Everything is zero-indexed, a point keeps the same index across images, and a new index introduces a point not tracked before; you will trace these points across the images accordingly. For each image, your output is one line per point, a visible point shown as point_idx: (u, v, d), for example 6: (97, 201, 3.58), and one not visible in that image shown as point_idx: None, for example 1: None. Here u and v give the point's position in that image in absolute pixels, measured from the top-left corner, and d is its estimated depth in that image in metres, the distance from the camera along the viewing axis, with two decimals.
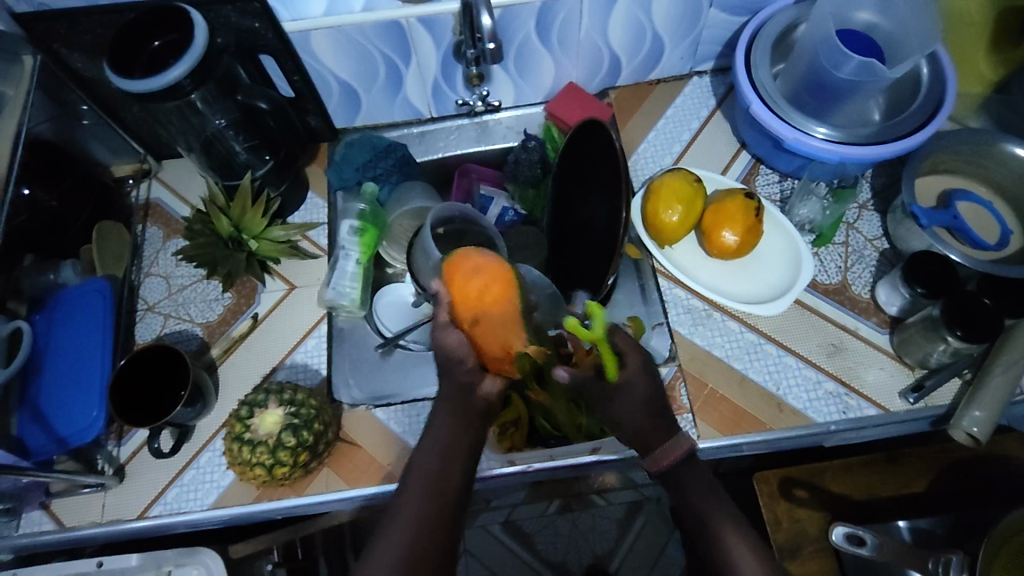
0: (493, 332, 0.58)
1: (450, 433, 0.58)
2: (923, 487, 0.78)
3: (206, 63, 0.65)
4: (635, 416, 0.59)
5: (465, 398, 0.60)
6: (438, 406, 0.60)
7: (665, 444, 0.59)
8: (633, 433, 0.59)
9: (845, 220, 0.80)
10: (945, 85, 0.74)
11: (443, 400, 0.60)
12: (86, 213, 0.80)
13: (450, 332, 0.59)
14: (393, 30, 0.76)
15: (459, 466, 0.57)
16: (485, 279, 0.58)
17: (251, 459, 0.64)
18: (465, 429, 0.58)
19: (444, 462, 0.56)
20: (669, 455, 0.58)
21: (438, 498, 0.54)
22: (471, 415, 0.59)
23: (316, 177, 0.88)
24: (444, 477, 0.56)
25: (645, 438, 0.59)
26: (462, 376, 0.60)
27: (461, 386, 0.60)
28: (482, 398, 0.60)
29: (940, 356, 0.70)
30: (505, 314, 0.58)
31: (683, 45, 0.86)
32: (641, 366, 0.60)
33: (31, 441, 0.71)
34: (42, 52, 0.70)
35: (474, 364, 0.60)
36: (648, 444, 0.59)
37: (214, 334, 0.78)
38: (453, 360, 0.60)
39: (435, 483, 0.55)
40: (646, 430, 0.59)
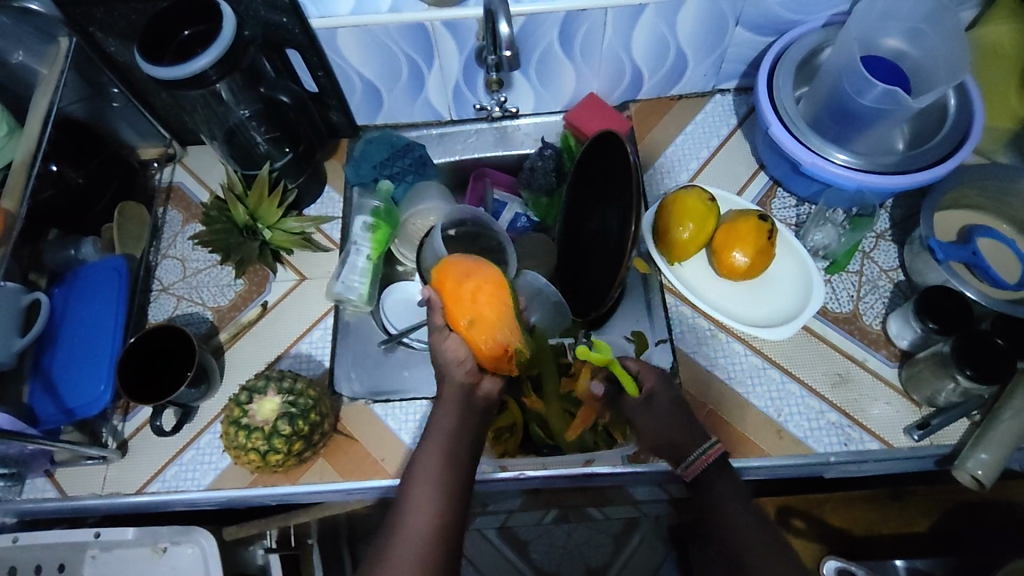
0: (487, 329, 0.62)
1: (452, 431, 0.60)
2: (925, 527, 0.77)
3: (233, 53, 0.67)
4: (670, 427, 0.63)
5: (466, 398, 0.62)
6: (438, 407, 0.62)
7: (698, 450, 0.61)
8: (668, 441, 0.63)
9: (861, 249, 0.79)
10: (972, 118, 0.72)
11: (443, 401, 0.62)
12: (111, 191, 0.82)
13: (449, 337, 0.62)
14: (418, 33, 0.77)
15: (464, 462, 0.59)
16: (473, 280, 0.63)
17: (246, 444, 0.65)
18: (466, 428, 0.60)
19: (450, 461, 0.58)
20: (700, 462, 0.61)
21: (447, 492, 0.56)
22: (473, 416, 0.61)
23: (335, 171, 0.90)
24: (451, 471, 0.57)
25: (677, 446, 0.63)
26: (464, 378, 0.62)
27: (463, 389, 0.62)
28: (482, 398, 0.63)
29: (948, 395, 0.68)
30: (494, 308, 0.62)
31: (707, 62, 0.85)
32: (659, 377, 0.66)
33: (40, 410, 0.73)
34: (76, 35, 0.72)
35: (473, 367, 0.63)
36: (680, 455, 0.62)
37: (224, 318, 0.80)
38: (452, 365, 0.62)
39: (445, 477, 0.57)
40: (677, 441, 0.63)
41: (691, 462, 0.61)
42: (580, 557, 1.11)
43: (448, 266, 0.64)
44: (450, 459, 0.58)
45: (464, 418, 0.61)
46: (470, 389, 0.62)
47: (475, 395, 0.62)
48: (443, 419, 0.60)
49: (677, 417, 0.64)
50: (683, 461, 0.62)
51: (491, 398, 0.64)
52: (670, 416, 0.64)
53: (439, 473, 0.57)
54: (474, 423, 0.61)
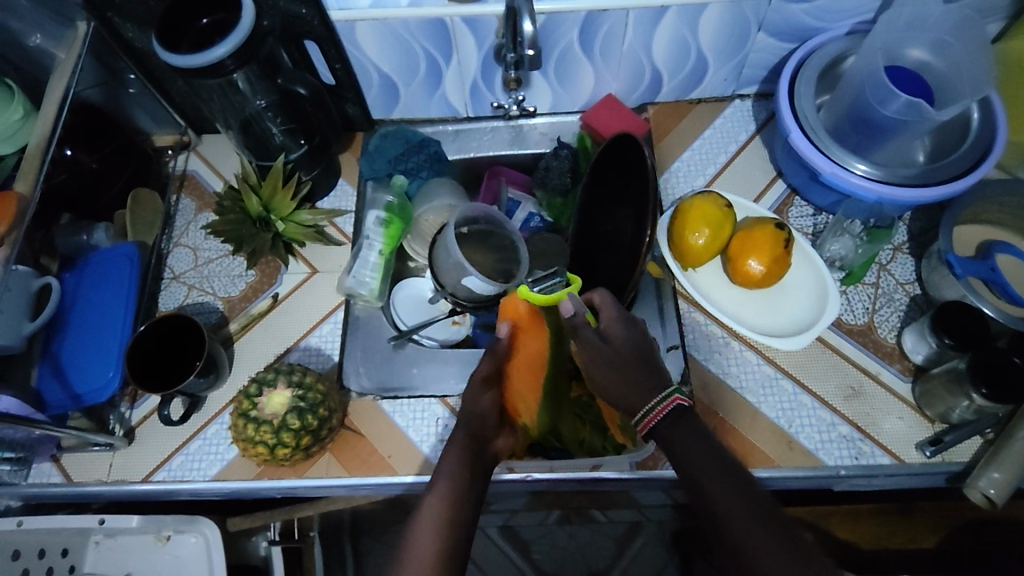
0: (519, 385, 0.68)
1: (464, 474, 0.57)
2: (934, 543, 0.78)
3: (251, 43, 0.66)
4: (626, 376, 0.60)
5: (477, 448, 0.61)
6: (450, 440, 0.61)
7: (653, 401, 0.57)
8: (622, 396, 0.60)
9: (878, 261, 0.78)
10: (996, 132, 0.71)
11: (452, 448, 0.60)
12: (125, 177, 0.82)
13: (486, 393, 0.65)
14: (437, 28, 0.76)
15: (474, 490, 0.57)
16: (515, 332, 0.69)
17: (255, 437, 0.65)
18: (477, 475, 0.58)
19: (459, 508, 0.55)
20: (654, 413, 0.57)
21: (456, 517, 0.54)
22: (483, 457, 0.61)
23: (349, 165, 0.90)
24: (461, 497, 0.56)
25: (631, 396, 0.59)
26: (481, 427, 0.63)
27: (478, 433, 0.62)
28: (489, 455, 0.62)
29: (962, 412, 0.67)
30: (528, 363, 0.68)
31: (727, 66, 0.84)
32: (619, 319, 0.63)
33: (49, 395, 0.73)
34: (94, 19, 0.72)
35: (495, 424, 0.65)
36: (635, 406, 0.58)
37: (234, 309, 0.80)
38: (475, 418, 0.63)
39: (455, 501, 0.55)
40: (630, 383, 0.59)
41: (644, 411, 0.57)
42: (582, 559, 1.10)
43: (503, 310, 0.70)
44: (460, 485, 0.56)
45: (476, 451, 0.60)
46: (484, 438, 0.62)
47: (487, 446, 0.62)
48: (453, 449, 0.60)
49: (632, 363, 0.60)
50: (636, 414, 0.58)
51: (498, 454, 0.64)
52: (625, 360, 0.60)
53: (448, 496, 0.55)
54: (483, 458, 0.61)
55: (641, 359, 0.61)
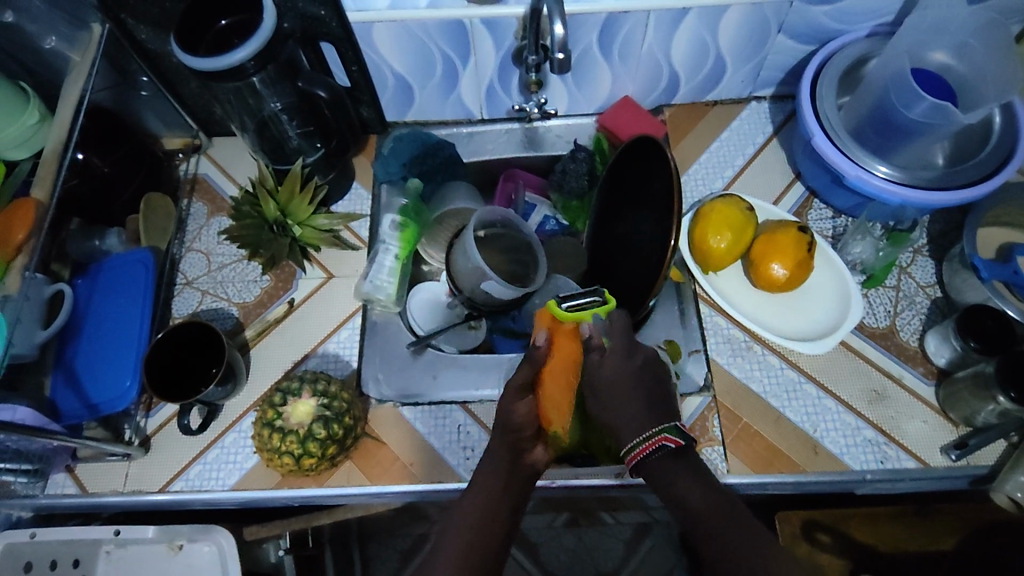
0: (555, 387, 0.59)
1: (499, 484, 0.57)
2: (952, 545, 0.76)
3: (272, 45, 0.65)
4: (623, 406, 0.57)
5: (514, 461, 0.59)
6: (488, 453, 0.60)
7: (644, 436, 0.54)
8: (613, 427, 0.57)
9: (898, 264, 0.78)
10: (1019, 135, 0.72)
11: (490, 457, 0.60)
12: (136, 181, 0.81)
13: (522, 399, 0.61)
14: (457, 30, 0.75)
15: (502, 512, 0.56)
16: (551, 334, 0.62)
17: (280, 447, 0.64)
18: (513, 484, 0.58)
19: (490, 512, 0.56)
20: (641, 449, 0.54)
21: (479, 534, 0.54)
22: (518, 475, 0.59)
23: (363, 168, 0.88)
24: (487, 519, 0.55)
25: (621, 425, 0.57)
26: (518, 440, 0.60)
27: (514, 445, 0.60)
28: (530, 466, 0.60)
29: (987, 415, 0.67)
30: (563, 376, 0.59)
31: (746, 68, 0.84)
32: (623, 345, 0.60)
33: (63, 404, 0.71)
34: (109, 21, 0.71)
35: (530, 433, 0.61)
36: (625, 437, 0.56)
37: (250, 315, 0.78)
38: (511, 426, 0.60)
39: (480, 521, 0.55)
40: (621, 411, 0.57)
41: (631, 447, 0.54)
42: (591, 561, 1.10)
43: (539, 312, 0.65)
44: (485, 506, 0.56)
45: (513, 467, 0.59)
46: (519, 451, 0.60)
47: (523, 458, 0.60)
48: (491, 463, 0.59)
49: (631, 390, 0.57)
50: (624, 447, 0.56)
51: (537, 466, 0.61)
52: (623, 384, 0.57)
53: (472, 516, 0.56)
54: (523, 476, 0.59)
55: (641, 385, 0.58)
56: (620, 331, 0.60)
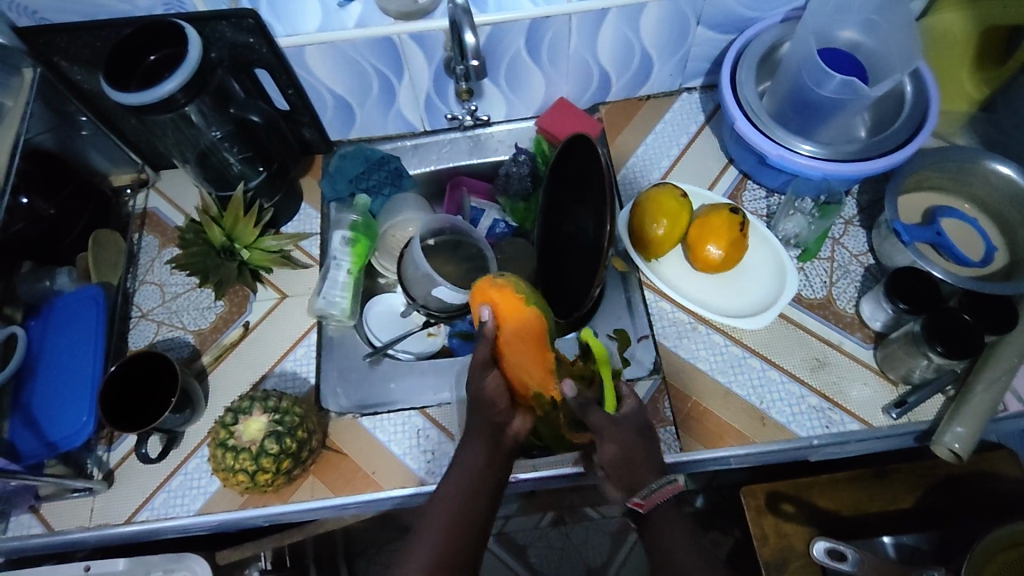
0: (524, 361, 0.63)
1: (486, 450, 0.62)
2: (910, 502, 0.77)
3: (200, 75, 0.67)
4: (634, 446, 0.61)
5: (496, 434, 0.62)
6: (467, 438, 0.63)
7: (656, 482, 0.61)
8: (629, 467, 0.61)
9: (831, 236, 0.81)
10: (928, 102, 0.75)
11: (474, 429, 0.63)
12: (84, 219, 0.82)
13: (489, 373, 0.63)
14: (386, 47, 0.77)
15: (483, 497, 0.60)
16: (498, 312, 0.64)
17: (234, 466, 0.65)
18: (500, 450, 0.62)
19: (478, 479, 0.60)
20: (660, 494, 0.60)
21: (463, 523, 0.58)
22: (501, 455, 0.62)
23: (311, 188, 0.90)
24: (464, 520, 0.58)
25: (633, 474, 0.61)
26: (494, 416, 0.63)
27: (492, 424, 0.63)
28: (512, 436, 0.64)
29: (923, 371, 0.70)
30: (522, 343, 0.63)
31: (672, 62, 0.87)
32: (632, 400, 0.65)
33: (23, 445, 0.72)
34: (41, 64, 0.73)
35: (504, 407, 0.63)
36: (637, 483, 0.61)
37: (206, 341, 0.79)
38: (484, 402, 0.63)
39: (458, 524, 0.58)
40: (632, 469, 0.61)
41: (649, 491, 0.60)
42: (578, 558, 1.12)
43: (481, 289, 0.66)
44: (466, 500, 0.59)
45: (491, 453, 0.61)
46: (500, 427, 0.63)
47: (502, 429, 0.63)
48: (471, 453, 0.61)
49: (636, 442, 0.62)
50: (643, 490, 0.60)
51: (519, 437, 0.64)
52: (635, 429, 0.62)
53: (452, 518, 0.58)
54: (501, 460, 0.62)
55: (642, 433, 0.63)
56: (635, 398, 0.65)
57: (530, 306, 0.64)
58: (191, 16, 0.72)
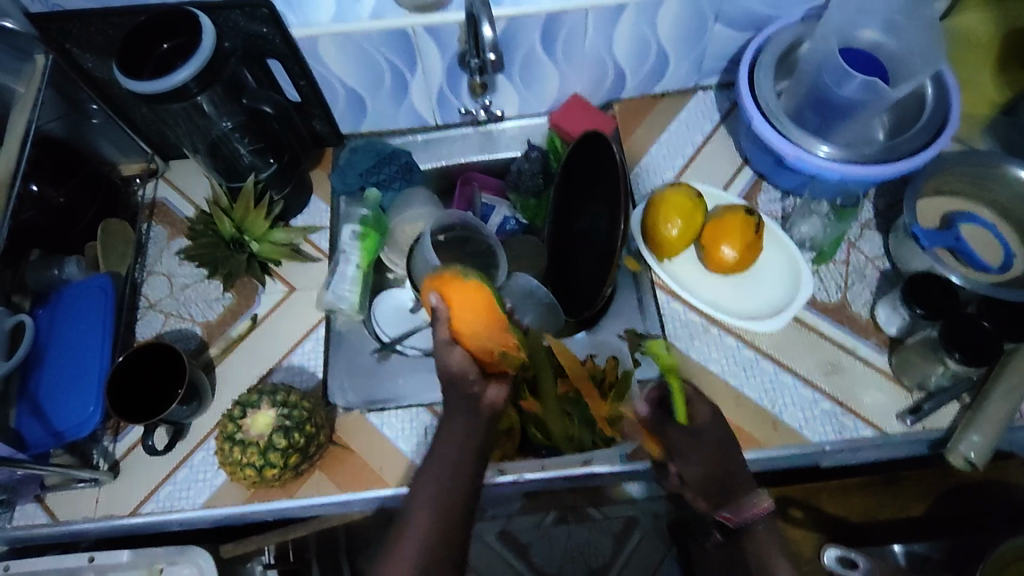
0: (481, 328, 0.65)
1: (464, 433, 0.58)
2: (920, 511, 0.76)
3: (214, 64, 0.66)
4: (712, 461, 0.61)
5: (473, 412, 0.59)
6: (446, 418, 0.60)
7: (750, 496, 0.59)
8: (716, 476, 0.60)
9: (847, 239, 0.80)
10: (949, 103, 0.74)
11: (451, 415, 0.59)
12: (93, 210, 0.81)
13: (453, 349, 0.63)
14: (400, 39, 0.77)
15: (465, 481, 0.55)
16: (445, 295, 0.66)
17: (242, 459, 0.65)
18: (476, 432, 0.58)
19: (457, 463, 0.55)
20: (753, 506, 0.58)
21: (447, 510, 0.52)
22: (480, 426, 0.59)
23: (321, 180, 0.90)
24: (451, 495, 0.53)
25: (727, 487, 0.60)
26: (467, 389, 0.61)
27: (466, 398, 0.61)
28: (489, 408, 0.61)
29: (939, 377, 0.69)
30: (474, 318, 0.65)
31: (688, 60, 0.86)
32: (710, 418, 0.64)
33: (29, 434, 0.71)
34: (53, 51, 0.73)
35: (477, 375, 0.62)
36: (728, 494, 0.59)
37: (213, 334, 0.79)
38: (454, 377, 0.62)
39: (444, 508, 0.52)
40: (728, 483, 0.60)
41: (748, 508, 0.57)
42: (581, 559, 1.11)
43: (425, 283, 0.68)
44: (448, 486, 0.54)
45: (469, 423, 0.58)
46: (475, 399, 0.61)
47: (480, 406, 0.60)
48: (447, 441, 0.57)
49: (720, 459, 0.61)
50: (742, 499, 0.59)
51: (496, 406, 0.61)
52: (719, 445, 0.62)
53: (440, 494, 0.53)
54: (482, 431, 0.59)
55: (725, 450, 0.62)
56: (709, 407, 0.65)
57: (469, 279, 0.66)
58: (205, 4, 0.71)
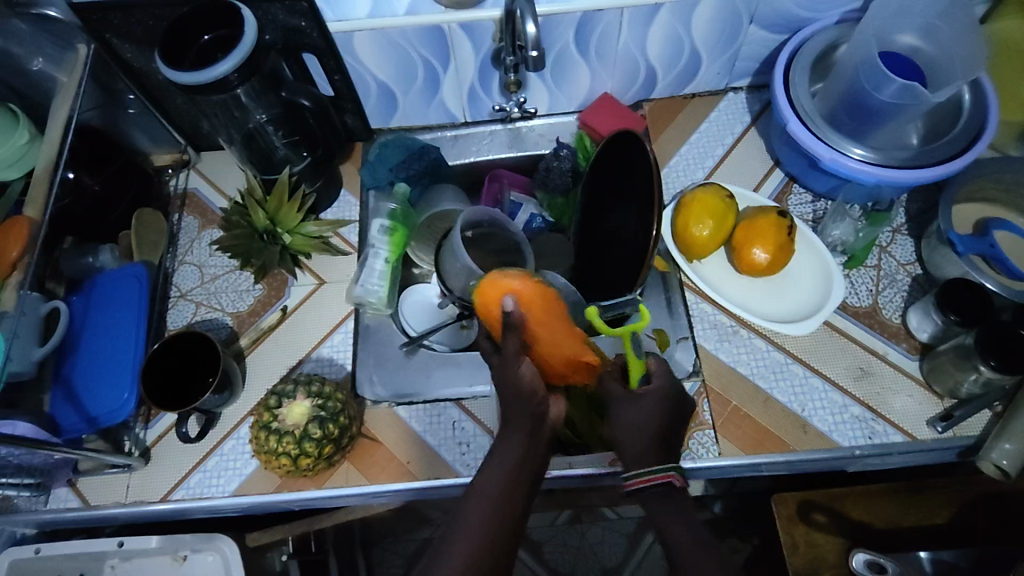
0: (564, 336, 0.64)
1: (524, 443, 0.58)
2: (947, 518, 0.76)
3: (254, 57, 0.67)
4: (641, 432, 0.58)
5: (536, 426, 0.58)
6: (504, 429, 0.59)
7: (654, 467, 0.56)
8: (628, 444, 0.58)
9: (878, 244, 0.80)
10: (988, 112, 0.73)
11: (511, 422, 0.59)
12: (127, 199, 0.82)
13: (522, 364, 0.59)
14: (436, 36, 0.77)
15: (520, 491, 0.56)
16: (521, 299, 0.63)
17: (277, 448, 0.65)
18: (536, 444, 0.58)
19: (514, 473, 0.56)
20: (649, 479, 0.55)
21: (501, 518, 0.54)
22: (540, 440, 0.59)
23: (350, 175, 0.90)
24: (501, 518, 0.54)
25: (632, 454, 0.58)
26: (535, 407, 0.59)
27: (532, 415, 0.58)
28: (551, 423, 0.59)
29: (971, 386, 0.68)
30: (553, 324, 0.63)
31: (721, 61, 0.86)
32: (668, 389, 0.61)
33: (62, 419, 0.72)
34: (94, 41, 0.74)
35: (542, 394, 0.59)
36: (633, 460, 0.57)
37: (243, 324, 0.80)
38: (521, 394, 0.58)
39: (497, 516, 0.54)
40: (637, 448, 0.58)
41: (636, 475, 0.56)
42: (595, 559, 1.11)
43: (495, 284, 0.64)
44: (503, 497, 0.55)
45: (531, 443, 0.58)
46: (540, 417, 0.59)
47: (544, 420, 0.59)
48: (508, 448, 0.58)
49: (647, 434, 0.58)
50: (629, 471, 0.57)
51: (556, 424, 0.60)
52: (658, 419, 0.59)
53: (494, 500, 0.55)
54: (541, 453, 0.58)
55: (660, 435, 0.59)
56: (668, 376, 0.62)
57: (545, 287, 0.65)
58: None
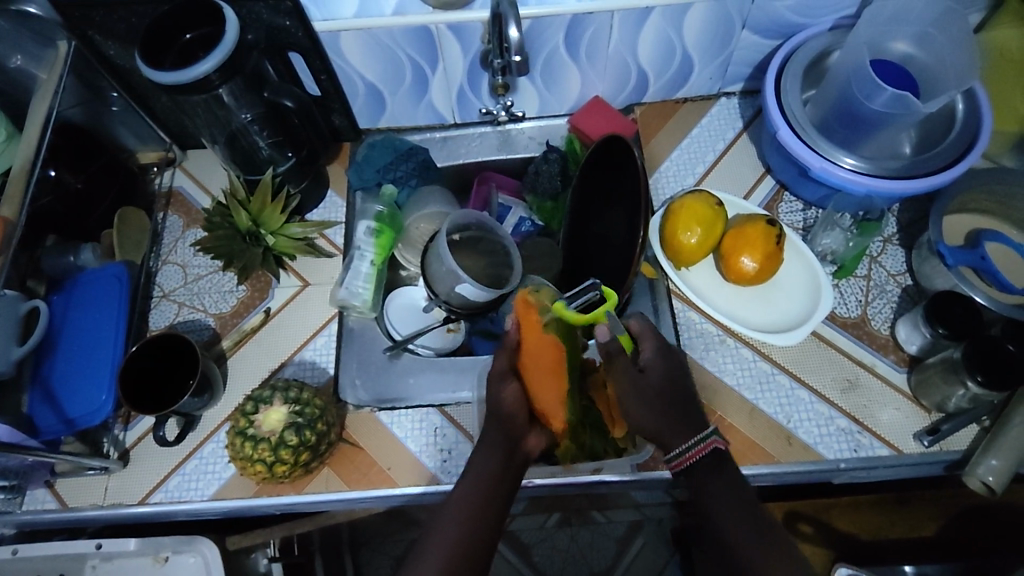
0: (543, 383, 0.63)
1: (500, 459, 0.58)
2: (933, 531, 0.75)
3: (236, 56, 0.66)
4: (658, 409, 0.59)
5: (511, 445, 0.60)
6: (481, 443, 0.60)
7: (690, 441, 0.57)
8: (653, 428, 0.59)
9: (869, 253, 0.79)
10: (981, 121, 0.72)
11: (488, 440, 0.60)
12: (111, 196, 0.81)
13: (505, 386, 0.62)
14: (423, 37, 0.76)
15: (497, 502, 0.56)
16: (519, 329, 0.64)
17: (253, 455, 0.65)
18: (511, 464, 0.59)
19: (493, 483, 0.57)
20: (691, 454, 0.56)
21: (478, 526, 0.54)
22: (515, 458, 0.59)
23: (338, 176, 0.89)
24: (475, 525, 0.54)
25: (663, 433, 0.59)
26: (512, 430, 0.60)
27: (509, 437, 0.60)
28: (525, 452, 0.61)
29: (958, 400, 0.67)
30: (545, 370, 0.62)
31: (713, 65, 0.85)
32: (659, 352, 0.63)
33: (40, 420, 0.71)
34: (75, 38, 0.72)
35: (522, 420, 0.61)
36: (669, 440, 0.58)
37: (226, 326, 0.79)
38: (503, 414, 0.61)
39: (471, 523, 0.54)
40: (667, 420, 0.59)
41: (679, 452, 0.57)
42: (582, 562, 1.11)
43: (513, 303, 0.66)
44: (480, 505, 0.55)
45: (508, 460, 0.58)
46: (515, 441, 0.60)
47: (519, 445, 0.60)
48: (486, 459, 0.58)
49: (660, 406, 0.59)
50: (670, 452, 0.58)
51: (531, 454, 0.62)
52: (662, 387, 0.60)
53: (468, 506, 0.55)
54: (516, 470, 0.59)
55: (671, 400, 0.60)
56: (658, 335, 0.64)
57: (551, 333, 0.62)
58: None
